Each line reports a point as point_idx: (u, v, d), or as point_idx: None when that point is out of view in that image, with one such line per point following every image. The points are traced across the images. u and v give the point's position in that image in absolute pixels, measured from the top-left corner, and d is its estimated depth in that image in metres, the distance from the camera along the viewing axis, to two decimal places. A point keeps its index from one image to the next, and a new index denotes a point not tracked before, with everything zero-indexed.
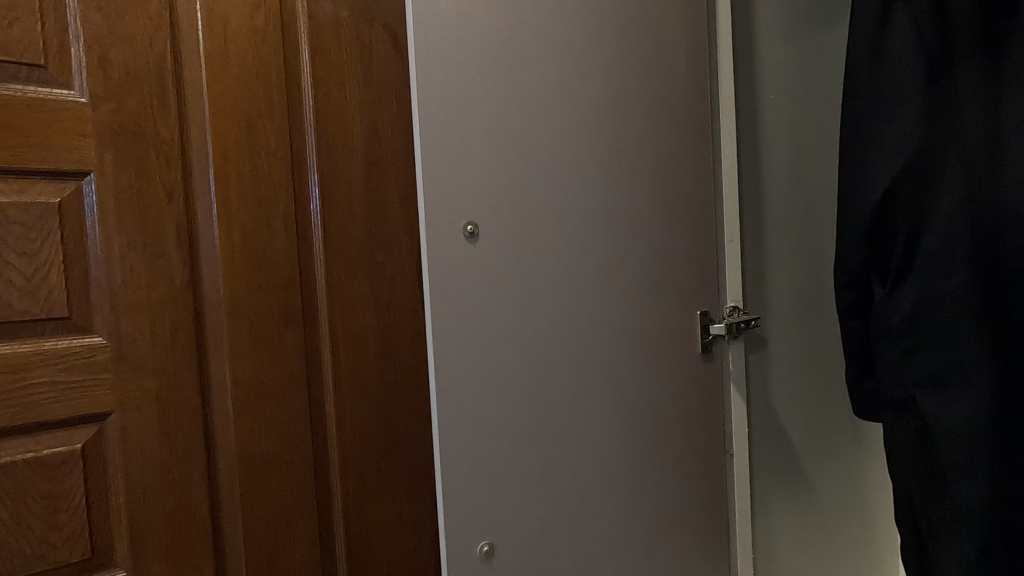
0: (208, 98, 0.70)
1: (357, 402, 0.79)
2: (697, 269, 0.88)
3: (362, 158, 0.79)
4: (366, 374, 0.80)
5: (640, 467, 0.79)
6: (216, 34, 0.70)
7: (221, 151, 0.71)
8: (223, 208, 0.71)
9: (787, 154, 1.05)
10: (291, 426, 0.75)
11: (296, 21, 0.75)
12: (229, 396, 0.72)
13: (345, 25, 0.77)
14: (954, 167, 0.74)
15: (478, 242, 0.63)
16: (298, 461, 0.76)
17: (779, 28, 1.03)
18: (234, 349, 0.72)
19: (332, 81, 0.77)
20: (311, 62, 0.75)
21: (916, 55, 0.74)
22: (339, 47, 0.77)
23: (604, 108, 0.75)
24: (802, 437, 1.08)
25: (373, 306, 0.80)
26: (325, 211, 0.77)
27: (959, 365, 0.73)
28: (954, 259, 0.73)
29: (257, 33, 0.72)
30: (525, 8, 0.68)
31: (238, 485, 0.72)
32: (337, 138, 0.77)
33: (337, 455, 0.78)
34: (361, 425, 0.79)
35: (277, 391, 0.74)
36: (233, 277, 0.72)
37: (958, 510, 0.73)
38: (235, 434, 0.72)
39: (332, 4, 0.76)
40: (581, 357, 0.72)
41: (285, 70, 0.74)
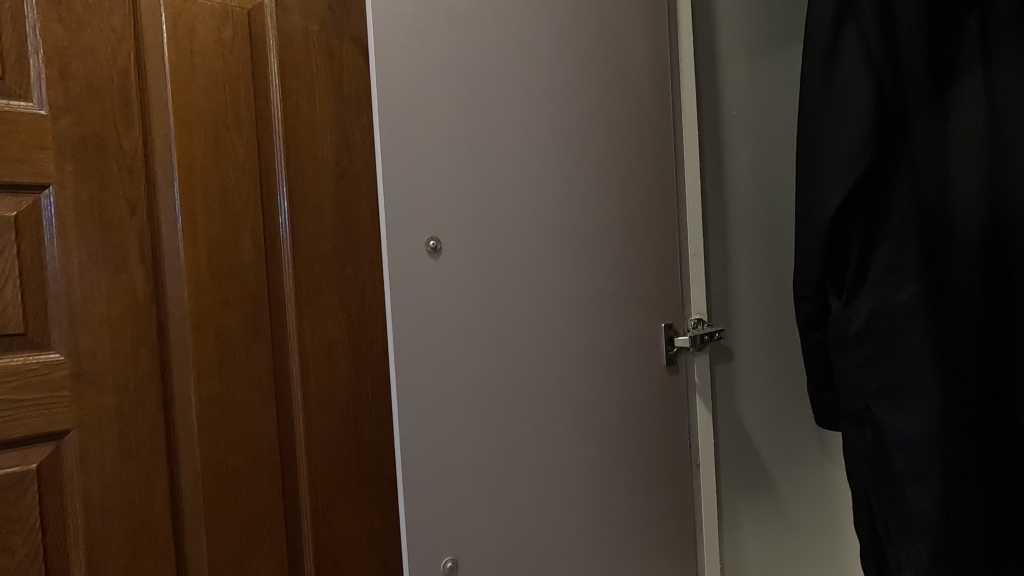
0: (173, 110, 0.70)
1: (328, 415, 0.78)
2: (662, 281, 0.90)
3: (333, 169, 0.79)
4: (336, 387, 0.79)
5: (607, 479, 0.80)
6: (181, 46, 0.70)
7: (186, 163, 0.70)
8: (188, 221, 0.70)
9: (750, 168, 1.08)
10: (257, 441, 0.74)
11: (265, 33, 0.75)
12: (194, 412, 0.71)
13: (314, 38, 0.77)
14: (903, 185, 0.77)
15: (441, 257, 0.64)
16: (265, 475, 0.75)
17: (742, 46, 1.06)
18: (200, 364, 0.71)
19: (302, 93, 0.76)
20: (279, 74, 0.75)
21: (867, 75, 0.76)
22: (309, 59, 0.77)
23: (568, 125, 0.77)
24: (770, 446, 1.09)
25: (344, 319, 0.80)
26: (294, 223, 0.76)
27: (910, 375, 0.75)
28: (904, 273, 0.76)
29: (224, 46, 0.72)
30: (489, 26, 0.69)
31: (202, 501, 0.71)
32: (306, 150, 0.77)
33: (306, 470, 0.77)
34: (332, 438, 0.79)
35: (243, 406, 0.74)
36: (198, 291, 0.71)
37: (911, 516, 0.75)
38: (199, 450, 0.71)
39: (302, 17, 0.76)
40: (548, 369, 0.73)
41: (252, 83, 0.74)
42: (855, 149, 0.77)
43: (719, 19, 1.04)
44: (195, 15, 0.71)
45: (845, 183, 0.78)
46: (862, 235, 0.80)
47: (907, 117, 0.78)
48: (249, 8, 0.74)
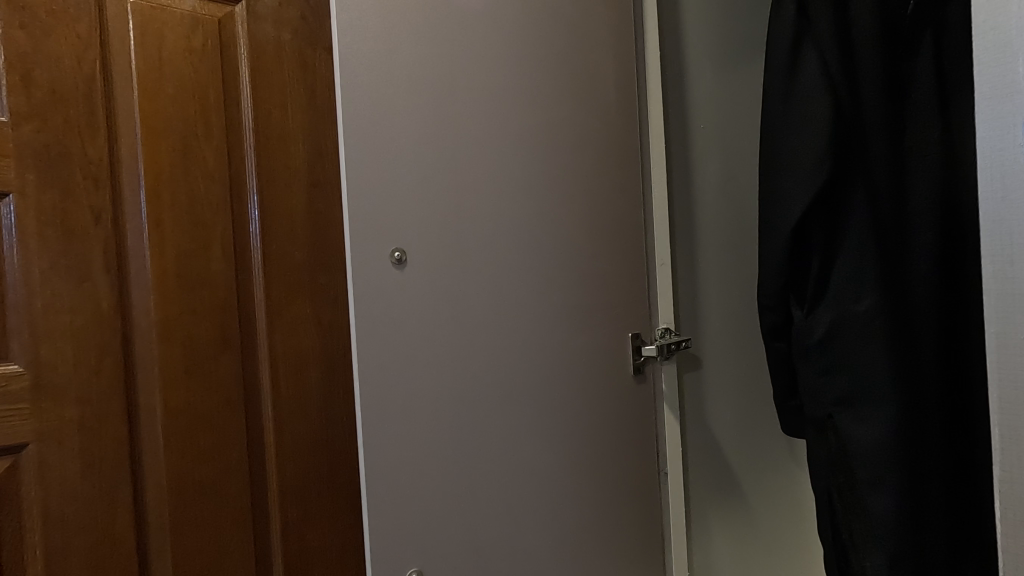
0: (141, 118, 0.64)
1: (301, 429, 0.73)
2: (629, 292, 0.91)
3: (305, 178, 0.74)
4: (310, 399, 0.74)
5: (574, 487, 0.80)
6: (150, 54, 0.65)
7: (154, 172, 0.65)
8: (154, 229, 0.65)
9: (717, 179, 1.10)
10: (226, 453, 0.69)
11: (236, 41, 0.70)
12: (160, 425, 0.66)
13: (287, 46, 0.72)
14: (862, 197, 0.79)
15: (406, 268, 0.64)
16: (234, 489, 0.70)
17: (708, 61, 1.09)
18: (166, 375, 0.66)
19: (274, 102, 0.71)
20: (251, 81, 0.70)
21: (825, 90, 0.79)
22: (281, 69, 0.72)
23: (533, 137, 0.78)
24: (736, 451, 1.11)
25: (316, 328, 0.75)
26: (265, 229, 0.71)
27: (869, 384, 0.77)
28: (862, 283, 0.78)
29: (194, 53, 0.67)
30: (455, 39, 0.70)
31: (164, 517, 0.66)
32: (278, 159, 0.72)
33: (276, 483, 0.72)
34: (304, 453, 0.74)
35: (209, 419, 0.68)
36: (165, 297, 0.65)
37: (873, 523, 0.76)
38: (166, 464, 0.66)
39: (274, 24, 0.71)
40: (514, 378, 0.74)
41: (223, 91, 0.69)
42: (814, 163, 0.79)
43: (685, 35, 1.06)
44: (164, 22, 0.65)
45: (805, 196, 0.79)
46: (822, 246, 0.82)
47: (864, 132, 0.80)
48: (220, 15, 0.69)
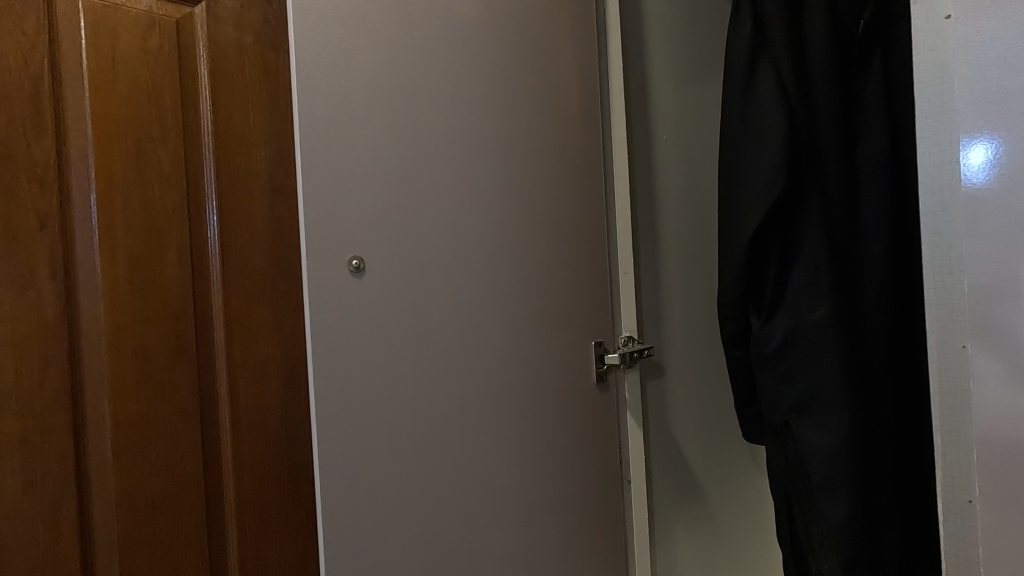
0: (92, 120, 0.58)
1: (259, 443, 0.67)
2: (591, 300, 0.92)
3: (267, 185, 0.69)
4: (269, 412, 0.68)
5: (536, 496, 0.80)
6: (103, 52, 0.58)
7: (105, 175, 0.58)
8: (105, 235, 0.58)
9: (679, 190, 1.12)
10: (179, 466, 0.62)
11: (195, 44, 0.64)
12: (108, 441, 0.58)
13: (249, 50, 0.67)
14: (817, 209, 0.81)
15: (364, 276, 0.63)
16: (188, 503, 0.63)
17: (670, 75, 1.11)
18: (116, 386, 0.59)
19: (235, 105, 0.66)
20: (211, 84, 0.65)
21: (780, 105, 0.81)
22: (243, 72, 0.67)
23: (495, 145, 0.78)
24: (698, 456, 1.13)
25: (278, 337, 0.69)
26: (224, 231, 0.65)
27: (823, 391, 0.79)
28: (817, 292, 0.80)
29: (150, 55, 0.61)
30: (416, 47, 0.69)
31: (109, 539, 0.58)
32: (238, 164, 0.66)
33: (234, 496, 0.66)
34: (263, 468, 0.67)
35: (161, 430, 0.61)
36: (115, 304, 0.59)
37: (829, 527, 0.77)
38: (116, 479, 0.58)
39: (235, 27, 0.66)
40: (475, 387, 0.73)
41: (181, 93, 0.63)
42: (771, 175, 0.81)
43: (648, 49, 1.08)
44: (118, 23, 0.59)
45: (762, 208, 0.81)
46: (778, 257, 0.83)
47: (818, 146, 0.83)
48: (178, 16, 0.63)
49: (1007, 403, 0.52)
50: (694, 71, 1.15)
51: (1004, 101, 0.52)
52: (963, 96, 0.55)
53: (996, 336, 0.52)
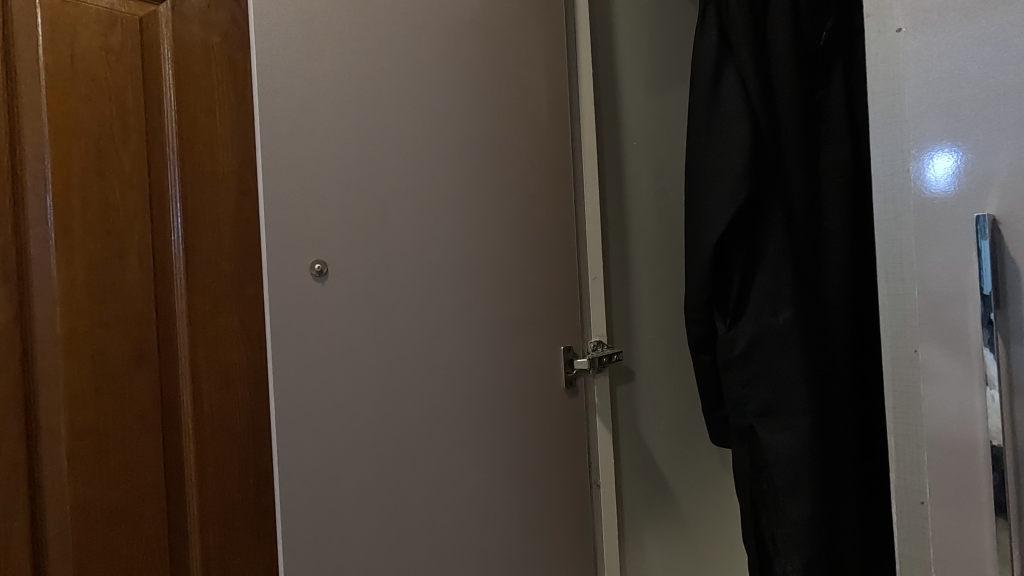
0: (48, 118, 0.55)
1: (223, 450, 0.64)
2: (561, 305, 0.92)
3: (235, 187, 0.66)
4: (234, 418, 0.66)
5: (503, 502, 0.80)
6: (60, 49, 0.56)
7: (62, 175, 0.56)
8: (61, 237, 0.56)
9: (648, 196, 1.14)
10: (138, 476, 0.59)
11: (159, 43, 0.62)
12: (64, 450, 0.56)
13: (216, 50, 0.65)
14: (780, 214, 0.83)
15: (327, 280, 0.62)
16: (149, 513, 0.60)
17: (640, 81, 1.13)
18: (73, 391, 0.56)
19: (201, 105, 0.64)
20: (175, 83, 0.63)
21: (744, 113, 0.82)
22: (209, 73, 0.65)
23: (464, 150, 0.78)
24: (667, 459, 1.14)
25: (244, 341, 0.66)
26: (188, 234, 0.63)
27: (785, 395, 0.80)
28: (780, 297, 0.82)
29: (111, 53, 0.59)
30: (382, 50, 0.69)
31: (64, 551, 0.56)
32: (204, 166, 0.64)
33: (197, 505, 0.63)
34: (227, 476, 0.65)
35: (120, 438, 0.58)
36: (73, 309, 0.56)
37: (793, 529, 0.78)
38: (69, 490, 0.56)
39: (201, 27, 0.64)
40: (443, 393, 0.73)
41: (143, 92, 0.61)
42: (735, 181, 0.82)
43: (619, 56, 1.10)
44: (77, 20, 0.57)
45: (726, 213, 0.83)
46: (742, 262, 0.85)
47: (781, 154, 0.86)
48: (142, 14, 0.61)
49: (955, 405, 0.54)
50: (663, 78, 1.17)
51: (950, 113, 0.54)
52: (913, 106, 0.56)
53: (945, 340, 0.54)
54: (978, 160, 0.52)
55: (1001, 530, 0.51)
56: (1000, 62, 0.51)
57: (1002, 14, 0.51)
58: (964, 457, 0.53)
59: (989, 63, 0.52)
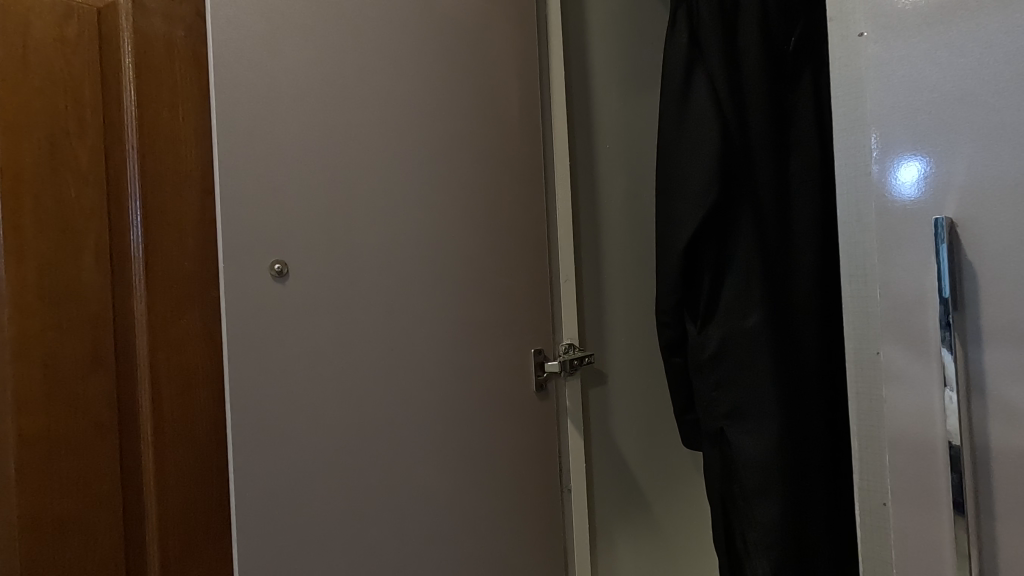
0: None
1: (183, 459, 0.58)
2: (531, 307, 0.92)
3: (200, 187, 0.60)
4: (196, 422, 0.59)
5: (472, 508, 0.79)
6: (8, 36, 0.50)
7: (11, 169, 0.50)
8: (11, 233, 0.50)
9: (620, 199, 1.14)
10: (92, 485, 0.54)
11: (119, 36, 0.56)
12: (9, 458, 0.50)
13: (180, 44, 0.59)
14: (749, 217, 0.84)
15: (288, 281, 0.61)
16: (102, 525, 0.55)
17: (613, 85, 1.14)
18: (21, 395, 0.50)
19: (163, 100, 0.58)
20: (135, 77, 0.56)
21: (712, 116, 0.83)
22: (172, 69, 0.59)
23: (433, 149, 0.77)
24: (640, 461, 1.14)
25: (207, 345, 0.60)
26: (148, 233, 0.56)
27: (754, 397, 0.80)
28: (749, 300, 0.82)
29: (67, 44, 0.54)
30: (348, 47, 0.68)
31: (10, 571, 0.50)
32: (166, 163, 0.58)
33: (153, 517, 0.56)
34: (188, 485, 0.58)
35: (73, 445, 0.53)
36: (21, 309, 0.50)
37: (763, 533, 0.78)
38: (15, 504, 0.50)
39: (164, 19, 0.58)
40: (409, 397, 0.71)
41: (102, 85, 0.56)
42: (705, 183, 0.82)
43: (592, 59, 1.10)
44: (30, 7, 0.51)
45: (696, 217, 0.83)
46: (712, 265, 0.85)
47: (750, 157, 0.87)
48: (100, 6, 0.56)
49: (915, 407, 0.54)
50: (634, 82, 1.18)
51: (910, 116, 0.54)
52: (876, 110, 0.57)
53: (907, 342, 0.54)
54: (936, 164, 0.53)
55: (960, 530, 0.51)
56: (958, 67, 0.52)
57: (961, 20, 0.52)
58: (924, 458, 0.54)
59: (948, 69, 0.52)
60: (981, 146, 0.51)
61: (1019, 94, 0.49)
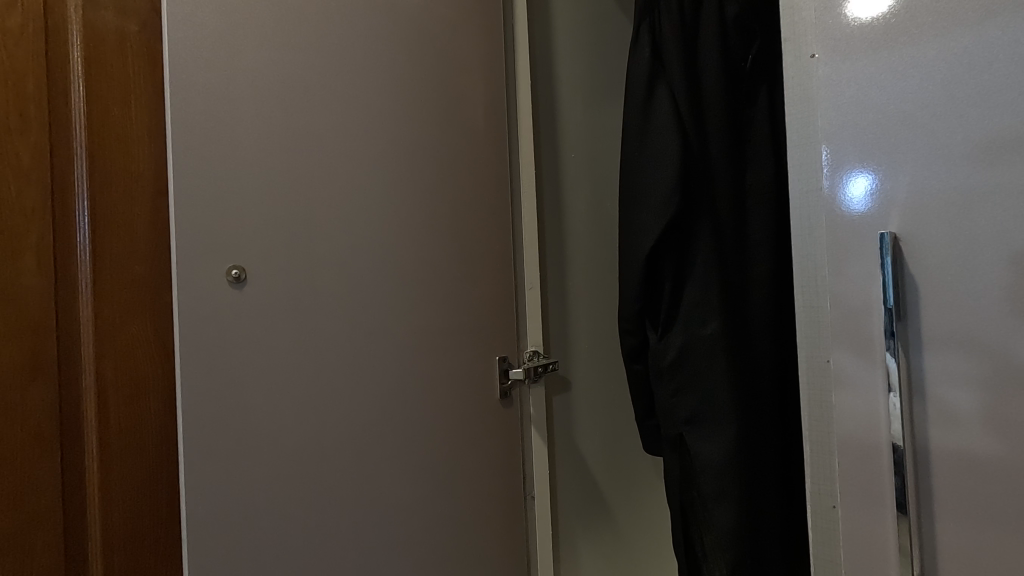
0: None
1: (129, 472, 0.54)
2: (495, 314, 0.92)
3: (151, 188, 0.56)
4: (144, 434, 0.55)
5: (434, 518, 0.78)
6: None
7: None
8: None
9: (584, 208, 1.16)
10: (30, 505, 0.49)
11: (66, 29, 0.53)
12: None
13: (133, 39, 0.56)
14: (707, 227, 0.86)
15: (246, 287, 0.59)
16: (41, 547, 0.50)
17: (578, 95, 1.16)
18: None
19: (114, 97, 0.55)
20: (84, 73, 0.53)
21: (673, 128, 0.85)
22: (124, 65, 0.55)
23: (398, 156, 0.76)
24: (602, 467, 1.16)
25: (158, 354, 0.56)
26: (96, 234, 0.53)
27: (712, 403, 0.82)
28: (707, 308, 0.85)
29: (9, 31, 0.49)
30: (311, 50, 0.67)
31: None
32: (116, 163, 0.55)
33: (97, 533, 0.53)
34: (135, 500, 0.55)
35: (10, 463, 0.48)
36: None
37: (720, 536, 0.80)
38: None
39: (116, 13, 0.55)
40: (371, 406, 0.70)
41: (47, 76, 0.52)
42: (666, 194, 0.84)
43: (558, 69, 1.12)
44: None
45: (656, 226, 0.85)
46: (672, 273, 0.87)
47: (709, 169, 0.89)
48: None
49: (862, 411, 0.57)
50: (599, 93, 1.20)
51: (858, 135, 0.57)
52: (826, 129, 0.59)
53: (854, 349, 0.57)
54: (881, 181, 0.56)
55: (903, 529, 0.54)
56: (900, 89, 0.55)
57: (903, 45, 0.55)
58: (869, 461, 0.56)
59: (891, 91, 0.55)
60: (922, 164, 0.54)
61: (954, 117, 0.52)
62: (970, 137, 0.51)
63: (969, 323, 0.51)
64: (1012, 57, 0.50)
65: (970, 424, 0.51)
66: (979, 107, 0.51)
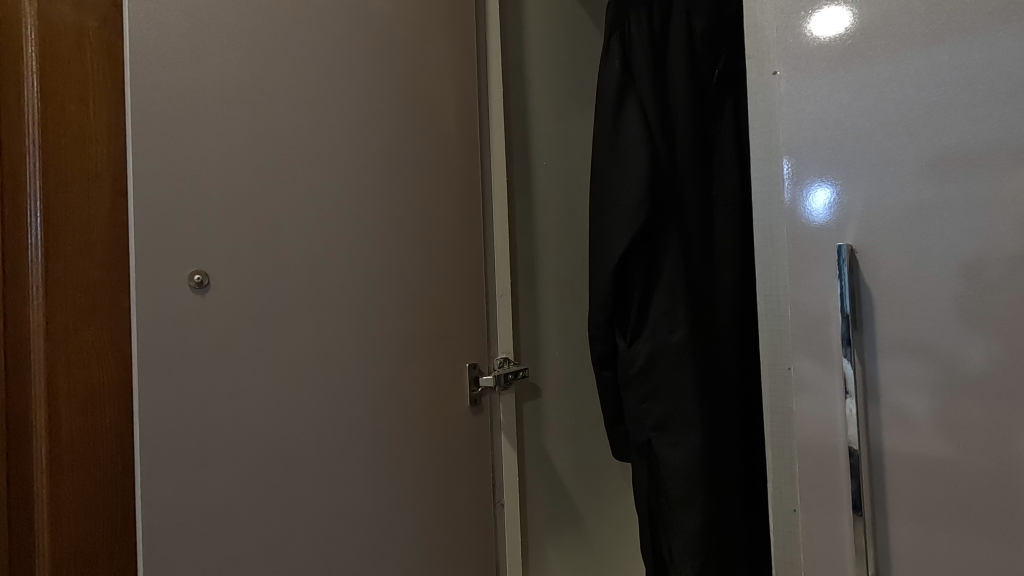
0: None
1: (80, 485, 0.52)
2: (465, 321, 0.92)
3: (111, 188, 0.54)
4: (98, 444, 0.53)
5: (402, 527, 0.78)
6: None
7: None
8: None
9: (555, 216, 1.17)
10: None
11: (20, 24, 0.51)
12: None
13: (92, 34, 0.54)
14: (676, 236, 0.88)
15: (209, 292, 0.58)
16: None
17: (550, 104, 1.17)
18: None
19: (72, 94, 0.53)
20: (38, 68, 0.51)
21: (642, 139, 0.87)
22: (82, 60, 0.53)
23: (368, 164, 0.76)
24: (572, 473, 1.16)
25: (114, 360, 0.54)
26: (48, 236, 0.51)
27: (678, 410, 0.84)
28: (675, 316, 0.86)
29: None
30: (280, 53, 0.66)
31: None
32: (72, 161, 0.52)
33: (43, 548, 0.50)
34: (86, 514, 0.52)
35: None
36: None
37: (686, 541, 0.82)
38: None
39: (75, 7, 0.53)
40: (338, 414, 0.70)
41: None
42: (635, 204, 0.86)
43: (530, 77, 1.13)
44: None
45: (626, 235, 0.86)
46: (641, 282, 0.88)
47: (677, 180, 0.91)
48: None
49: (820, 416, 0.59)
50: (569, 103, 1.22)
51: (818, 150, 0.59)
52: (788, 144, 0.61)
53: (814, 358, 0.59)
54: (839, 195, 0.58)
55: (859, 529, 0.56)
56: (856, 108, 0.57)
57: (858, 66, 0.57)
58: (828, 465, 0.58)
59: (848, 109, 0.58)
60: (876, 179, 0.56)
61: (906, 135, 0.55)
62: (920, 154, 0.54)
63: (919, 332, 0.54)
64: (956, 79, 0.53)
65: (921, 426, 0.54)
66: (927, 126, 0.54)
